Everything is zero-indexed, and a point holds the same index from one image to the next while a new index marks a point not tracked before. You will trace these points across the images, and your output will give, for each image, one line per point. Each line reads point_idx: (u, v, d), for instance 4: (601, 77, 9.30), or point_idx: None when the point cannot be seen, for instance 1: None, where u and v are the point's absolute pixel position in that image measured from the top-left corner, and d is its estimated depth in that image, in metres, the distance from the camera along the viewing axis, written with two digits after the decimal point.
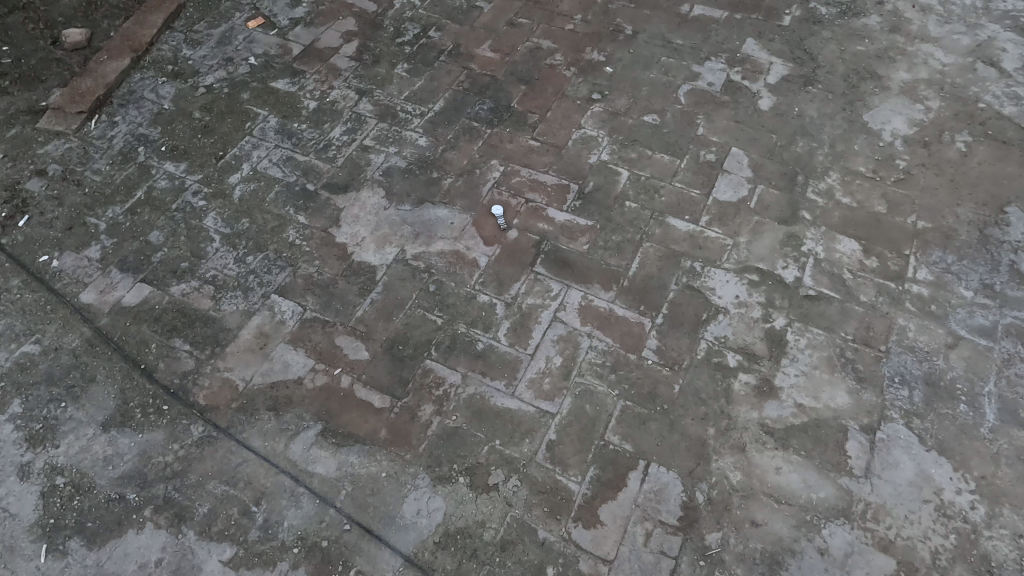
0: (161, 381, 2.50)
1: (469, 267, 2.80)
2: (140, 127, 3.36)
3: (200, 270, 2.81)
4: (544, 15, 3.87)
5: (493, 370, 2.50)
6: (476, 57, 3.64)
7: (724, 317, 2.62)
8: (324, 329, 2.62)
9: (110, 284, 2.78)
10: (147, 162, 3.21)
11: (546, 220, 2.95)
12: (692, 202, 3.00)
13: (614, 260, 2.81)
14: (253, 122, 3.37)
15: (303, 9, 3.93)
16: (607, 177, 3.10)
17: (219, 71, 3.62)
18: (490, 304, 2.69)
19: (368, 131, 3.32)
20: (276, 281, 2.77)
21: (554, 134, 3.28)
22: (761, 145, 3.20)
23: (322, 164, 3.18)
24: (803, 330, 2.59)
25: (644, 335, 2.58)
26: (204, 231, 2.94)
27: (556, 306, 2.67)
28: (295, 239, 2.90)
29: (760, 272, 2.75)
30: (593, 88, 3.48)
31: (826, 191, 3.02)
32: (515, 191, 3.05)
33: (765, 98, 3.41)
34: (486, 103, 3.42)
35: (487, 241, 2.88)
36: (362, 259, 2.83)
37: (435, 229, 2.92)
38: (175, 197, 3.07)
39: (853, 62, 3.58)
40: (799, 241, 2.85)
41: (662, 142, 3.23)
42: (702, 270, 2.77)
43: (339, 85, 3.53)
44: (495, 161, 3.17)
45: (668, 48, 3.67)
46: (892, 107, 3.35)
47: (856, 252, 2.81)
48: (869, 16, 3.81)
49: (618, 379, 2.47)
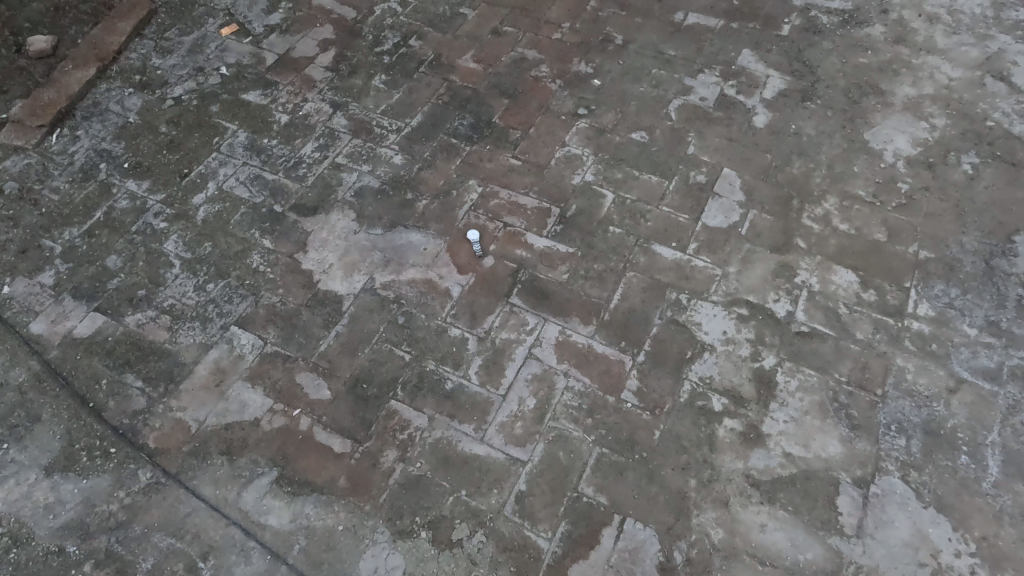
0: (109, 421, 2.35)
1: (441, 297, 2.64)
2: (103, 142, 3.21)
3: (157, 298, 2.66)
4: (531, 23, 3.69)
5: (462, 412, 2.35)
6: (458, 68, 3.47)
7: (710, 356, 2.46)
8: (285, 365, 2.47)
9: (62, 313, 2.63)
10: (109, 180, 3.06)
11: (524, 246, 2.78)
12: (679, 227, 2.83)
13: (595, 291, 2.64)
14: (221, 137, 3.21)
15: (279, 15, 3.76)
16: (590, 199, 2.93)
17: (188, 82, 3.46)
18: (461, 339, 2.53)
19: (342, 148, 3.15)
20: (237, 311, 2.62)
21: (536, 152, 3.11)
22: (754, 165, 3.03)
23: (292, 183, 3.02)
24: (794, 370, 2.42)
25: (624, 375, 2.42)
26: (164, 256, 2.79)
27: (532, 342, 2.51)
28: (259, 265, 2.75)
29: (750, 306, 2.59)
30: (579, 102, 3.31)
31: (823, 217, 2.85)
32: (493, 215, 2.89)
33: (761, 114, 3.23)
34: (466, 117, 3.25)
35: (461, 269, 2.72)
36: (329, 287, 2.68)
37: (407, 256, 2.76)
38: (135, 219, 2.92)
39: (854, 75, 3.39)
40: (792, 272, 2.68)
41: (650, 162, 3.06)
42: (688, 303, 2.60)
43: (313, 97, 3.37)
44: (473, 182, 3.01)
45: (660, 59, 3.50)
46: (894, 125, 3.17)
47: (853, 284, 2.64)
48: (873, 26, 3.62)
49: (594, 424, 2.31)
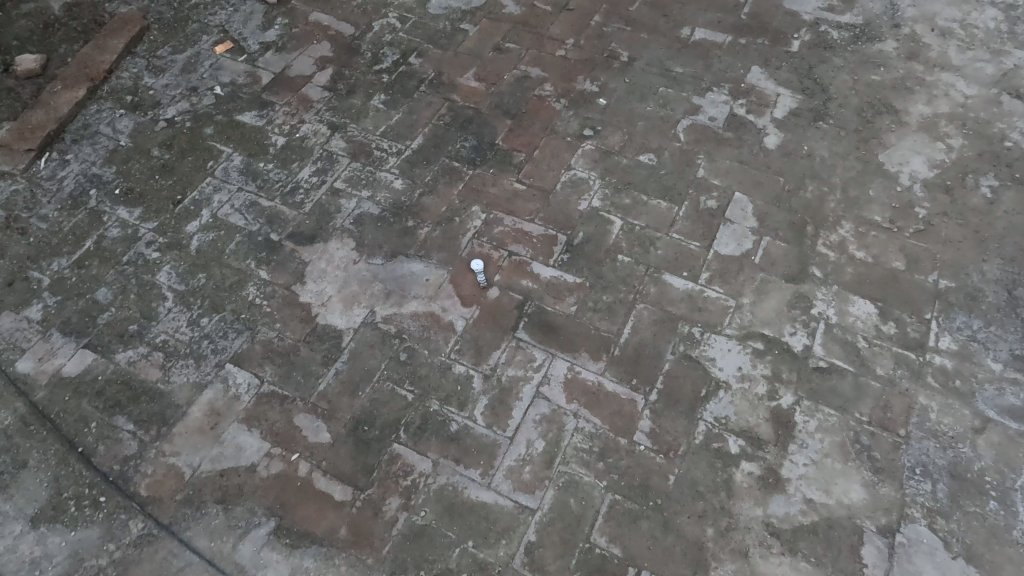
0: (99, 468, 2.25)
1: (445, 332, 2.54)
2: (93, 167, 3.10)
3: (149, 334, 2.56)
4: (534, 39, 3.59)
5: (468, 457, 2.25)
6: (459, 87, 3.37)
7: (726, 394, 2.37)
8: (282, 406, 2.37)
9: (50, 350, 2.53)
10: (99, 207, 2.95)
11: (530, 276, 2.69)
12: (691, 256, 2.73)
13: (604, 324, 2.55)
14: (215, 161, 3.10)
15: (275, 32, 3.66)
16: (598, 226, 2.83)
17: (181, 102, 3.35)
18: (466, 376, 2.43)
19: (340, 172, 3.05)
20: (232, 348, 2.52)
21: (541, 175, 3.01)
22: (767, 189, 2.93)
23: (288, 210, 2.92)
24: (813, 410, 2.33)
25: (636, 416, 2.33)
26: (156, 289, 2.69)
27: (540, 380, 2.41)
28: (255, 298, 2.65)
29: (765, 339, 2.50)
30: (584, 122, 3.21)
31: (839, 244, 2.76)
32: (497, 243, 2.79)
33: (772, 134, 3.13)
34: (468, 139, 3.15)
35: (466, 301, 2.62)
36: (328, 321, 2.58)
37: (408, 287, 2.66)
38: (127, 248, 2.81)
39: (867, 93, 3.30)
40: (808, 303, 2.59)
41: (659, 186, 2.96)
42: (701, 336, 2.51)
43: (310, 118, 3.26)
44: (476, 208, 2.91)
45: (667, 76, 3.40)
46: (910, 145, 3.08)
47: (872, 316, 2.55)
48: (885, 41, 3.53)
49: (606, 468, 2.22)
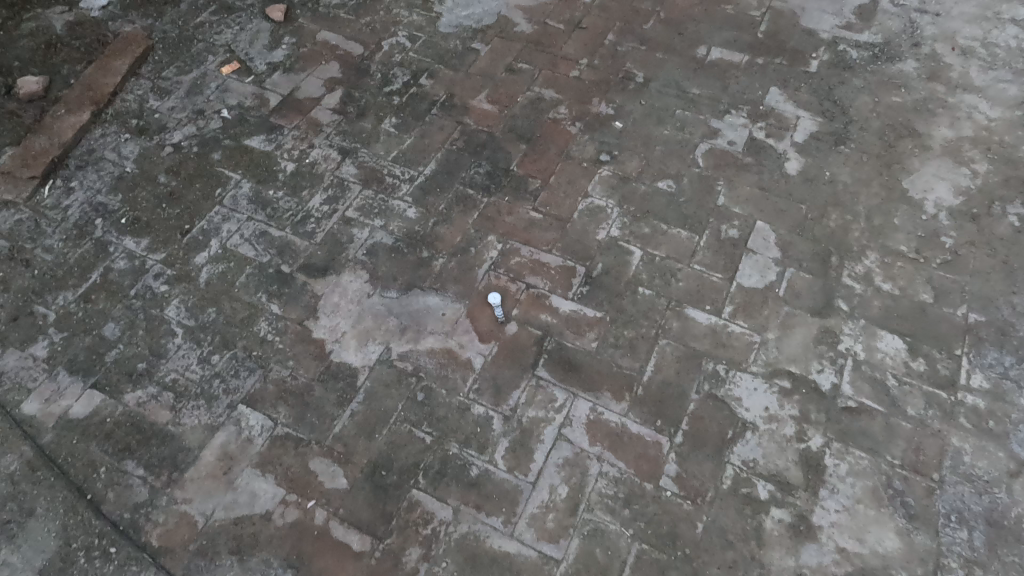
0: (108, 516, 2.18)
1: (463, 370, 2.47)
2: (98, 195, 3.02)
3: (159, 373, 2.49)
4: (547, 59, 3.52)
5: (489, 504, 2.19)
6: (472, 110, 3.30)
7: (753, 436, 2.31)
8: (297, 450, 2.30)
9: (56, 391, 2.45)
10: (105, 237, 2.88)
11: (549, 310, 2.62)
12: (713, 288, 2.67)
13: (626, 361, 2.48)
14: (224, 189, 3.03)
15: (282, 52, 3.59)
16: (617, 257, 2.77)
17: (188, 126, 3.28)
18: (486, 417, 2.37)
19: (352, 200, 2.98)
20: (244, 388, 2.45)
21: (557, 203, 2.94)
22: (789, 218, 2.87)
23: (299, 240, 2.85)
24: (843, 452, 2.27)
25: (661, 459, 2.26)
26: (165, 324, 2.62)
27: (562, 421, 2.35)
28: (267, 334, 2.58)
29: (792, 377, 2.43)
30: (601, 147, 3.14)
31: (864, 275, 2.69)
32: (514, 275, 2.72)
33: (793, 159, 3.07)
34: (482, 165, 3.09)
35: (483, 336, 2.56)
36: (342, 359, 2.51)
37: (424, 322, 2.59)
38: (134, 281, 2.74)
39: (889, 115, 3.23)
40: (835, 338, 2.53)
41: (678, 215, 2.89)
42: (726, 374, 2.44)
43: (320, 143, 3.19)
44: (492, 238, 2.84)
45: (683, 98, 3.33)
46: (934, 171, 3.01)
47: (900, 352, 2.49)
48: (905, 61, 3.46)
49: (632, 516, 2.16)
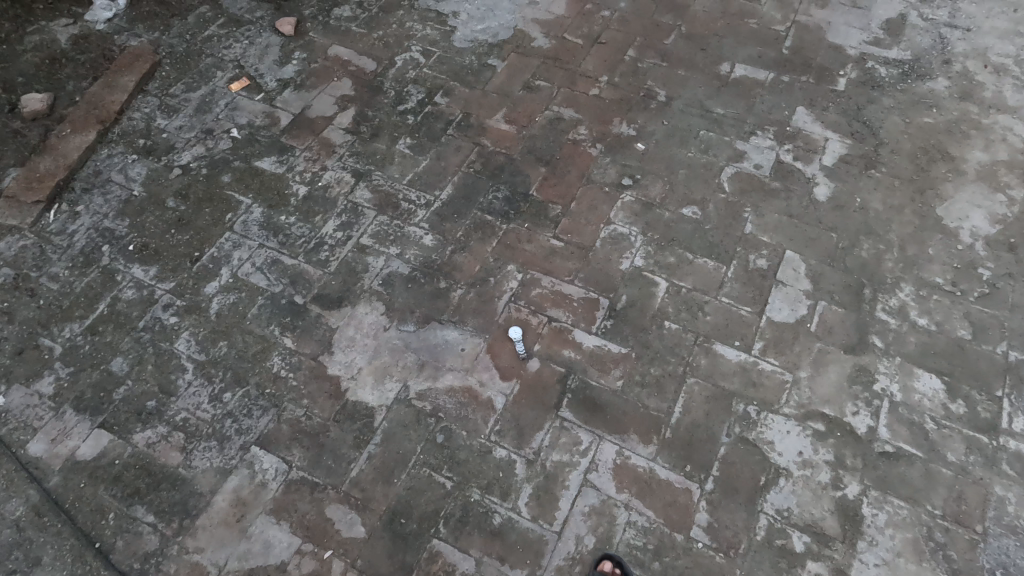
0: (118, 566, 2.10)
1: (484, 410, 2.39)
2: (105, 220, 2.93)
3: (169, 412, 2.40)
4: (565, 76, 3.42)
5: (513, 555, 2.10)
6: (489, 130, 3.20)
7: (787, 483, 2.22)
8: (313, 495, 2.22)
9: (63, 430, 2.37)
10: (112, 265, 2.79)
11: (572, 345, 2.53)
12: (742, 322, 2.57)
13: (653, 402, 2.39)
14: (234, 214, 2.94)
15: (293, 68, 3.49)
16: (642, 288, 2.67)
17: (196, 146, 3.19)
18: (509, 461, 2.28)
19: (366, 226, 2.89)
20: (257, 428, 2.36)
21: (579, 231, 2.84)
22: (820, 247, 2.77)
23: (313, 269, 2.76)
24: (881, 501, 2.18)
25: (692, 508, 2.18)
26: (175, 359, 2.53)
27: (587, 466, 2.26)
28: (281, 370, 2.49)
29: (826, 420, 2.34)
30: (622, 170, 3.04)
31: (899, 309, 2.60)
32: (535, 307, 2.63)
33: (822, 185, 2.96)
34: (500, 189, 2.99)
35: (504, 374, 2.47)
36: (358, 398, 2.42)
37: (443, 358, 2.50)
38: (142, 312, 2.66)
39: (920, 137, 3.12)
40: (870, 378, 2.43)
41: (704, 243, 2.79)
42: (758, 416, 2.35)
43: (333, 165, 3.10)
44: (512, 268, 2.74)
45: (707, 118, 3.23)
46: (969, 197, 2.91)
47: (938, 393, 2.39)
48: (936, 79, 3.35)
49: (662, 569, 2.07)
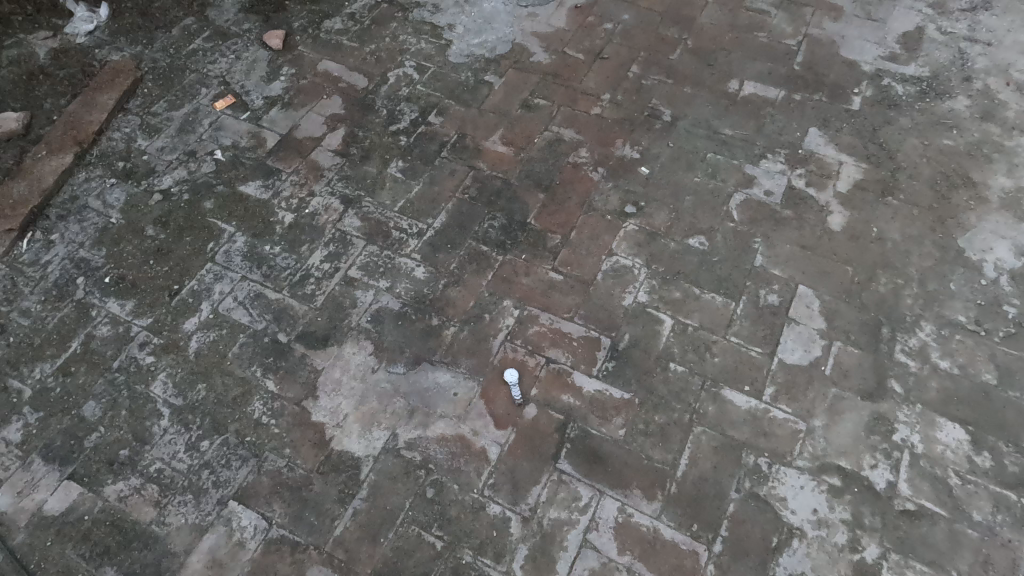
0: None
1: (477, 461, 2.24)
2: (80, 249, 2.79)
3: (142, 462, 2.26)
4: (566, 94, 3.26)
5: None
6: (485, 153, 3.05)
7: (800, 545, 2.07)
8: (294, 556, 2.08)
9: (30, 482, 2.23)
10: (87, 299, 2.65)
11: (571, 389, 2.38)
12: (753, 365, 2.42)
13: (658, 453, 2.24)
14: (216, 243, 2.79)
15: (280, 85, 3.34)
16: (646, 327, 2.52)
17: (178, 169, 3.04)
18: (503, 518, 2.14)
19: (355, 257, 2.74)
20: (236, 480, 2.22)
21: (579, 263, 2.69)
22: (834, 281, 2.61)
23: (298, 304, 2.61)
24: (902, 566, 2.03)
25: (698, 572, 2.03)
26: (151, 403, 2.39)
27: (587, 524, 2.12)
28: (262, 416, 2.35)
29: (842, 474, 2.19)
30: (625, 196, 2.88)
31: (919, 350, 2.44)
32: (532, 347, 2.48)
33: (836, 213, 2.80)
34: (497, 217, 2.83)
35: (499, 421, 2.32)
36: (344, 447, 2.28)
37: (434, 403, 2.36)
38: (117, 351, 2.51)
39: (940, 161, 2.96)
40: (889, 427, 2.28)
41: (712, 277, 2.64)
42: (769, 470, 2.20)
43: (321, 190, 2.94)
44: (508, 303, 2.59)
45: (715, 140, 3.07)
46: (992, 227, 2.74)
47: (962, 444, 2.24)
48: (956, 97, 3.18)
49: None
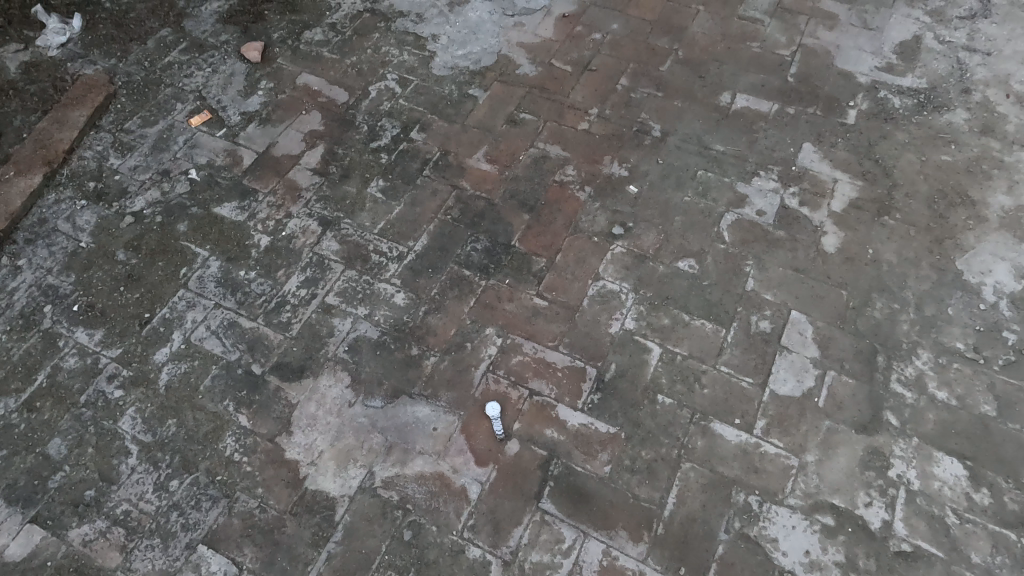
0: None
1: (457, 501, 2.16)
2: (48, 276, 2.69)
3: (108, 503, 2.18)
4: (552, 108, 3.16)
5: None
6: (468, 171, 2.95)
7: None
8: None
9: None
10: (54, 328, 2.55)
11: (555, 424, 2.29)
12: (743, 396, 2.33)
13: (645, 491, 2.16)
14: (189, 268, 2.70)
15: (258, 100, 3.23)
16: (633, 356, 2.43)
17: (151, 190, 2.94)
18: (483, 562, 2.05)
19: (333, 282, 2.64)
20: (206, 523, 2.14)
21: (564, 288, 2.60)
22: (829, 307, 2.52)
23: (273, 333, 2.52)
24: None
25: None
26: (118, 440, 2.30)
27: (570, 568, 2.03)
28: (234, 453, 2.26)
29: (836, 512, 2.11)
30: (613, 217, 2.79)
31: (916, 380, 2.35)
32: (515, 378, 2.39)
33: (830, 233, 2.71)
34: (480, 239, 2.74)
35: (480, 457, 2.23)
36: (319, 486, 2.19)
37: (413, 439, 2.27)
38: (85, 384, 2.42)
39: (937, 178, 2.87)
40: (885, 462, 2.20)
41: (702, 302, 2.55)
42: (760, 508, 2.12)
43: (299, 211, 2.85)
44: (491, 332, 2.50)
45: (706, 156, 2.97)
46: (991, 248, 2.66)
47: (960, 480, 2.16)
48: (954, 110, 3.09)
49: None
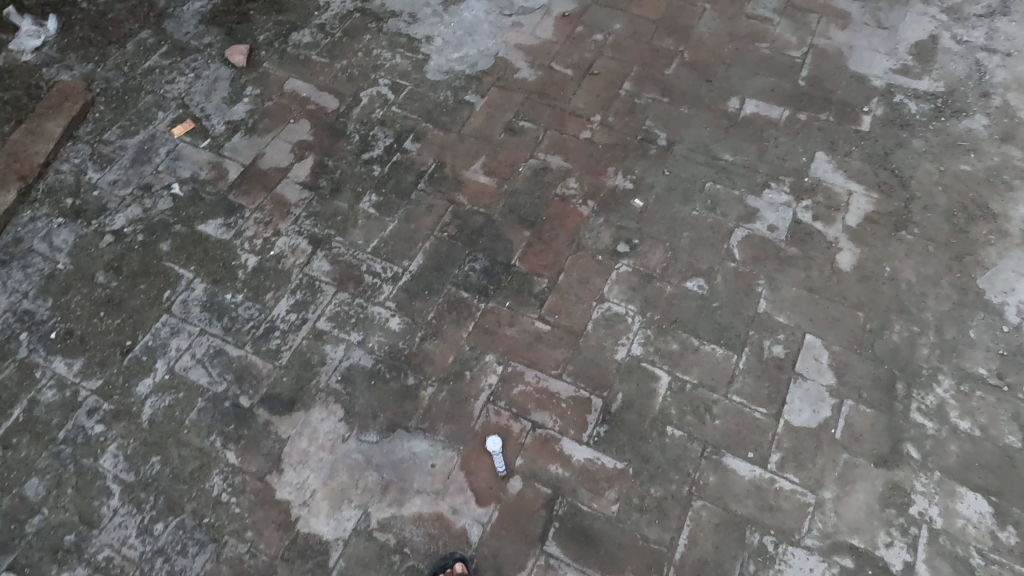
0: None
1: (457, 544, 2.05)
2: (24, 300, 2.56)
3: (89, 549, 2.07)
4: (553, 115, 3.01)
5: None
6: (465, 184, 2.81)
7: None
8: None
9: None
10: (30, 358, 2.43)
11: (560, 459, 2.18)
12: (756, 428, 2.22)
13: (654, 533, 2.05)
14: (173, 291, 2.56)
15: (244, 108, 3.08)
16: (640, 385, 2.31)
17: (132, 206, 2.80)
18: None
19: (324, 306, 2.51)
20: (193, 570, 2.03)
21: (568, 311, 2.48)
22: (845, 330, 2.41)
23: (261, 362, 2.39)
24: None
25: None
26: (99, 480, 2.18)
27: None
28: (222, 493, 2.15)
29: (855, 554, 2.01)
30: (618, 233, 2.66)
31: (937, 409, 2.24)
32: (517, 410, 2.28)
33: (845, 250, 2.59)
34: (478, 258, 2.61)
35: (481, 497, 2.12)
36: (311, 529, 2.08)
37: (410, 477, 2.16)
38: (63, 419, 2.30)
39: (957, 190, 2.74)
40: (906, 499, 2.09)
41: (712, 326, 2.43)
42: (775, 550, 2.02)
43: (287, 229, 2.71)
44: (491, 359, 2.38)
45: (714, 166, 2.84)
46: (1014, 265, 2.54)
47: (985, 518, 2.06)
48: (973, 116, 2.95)
49: None
